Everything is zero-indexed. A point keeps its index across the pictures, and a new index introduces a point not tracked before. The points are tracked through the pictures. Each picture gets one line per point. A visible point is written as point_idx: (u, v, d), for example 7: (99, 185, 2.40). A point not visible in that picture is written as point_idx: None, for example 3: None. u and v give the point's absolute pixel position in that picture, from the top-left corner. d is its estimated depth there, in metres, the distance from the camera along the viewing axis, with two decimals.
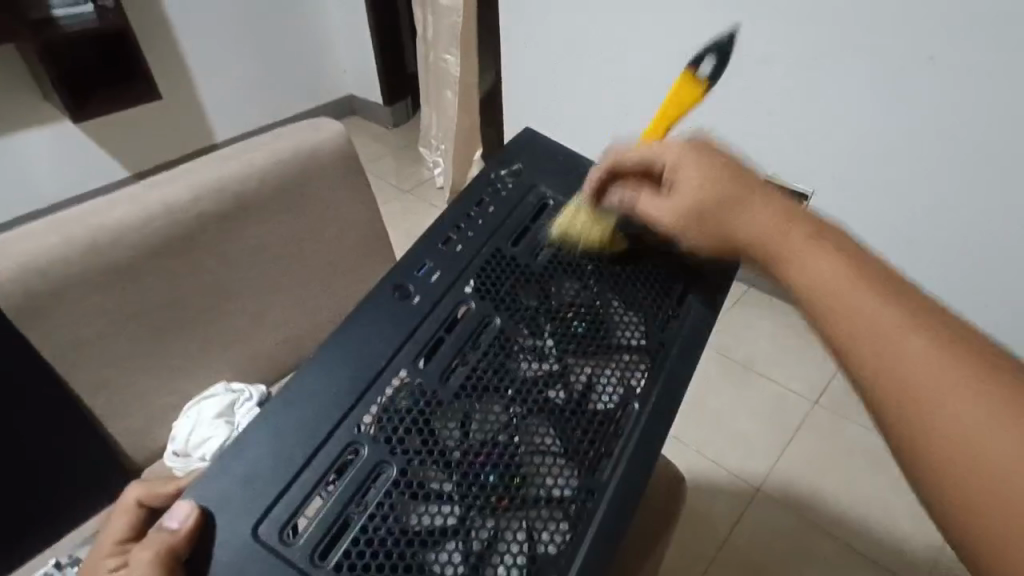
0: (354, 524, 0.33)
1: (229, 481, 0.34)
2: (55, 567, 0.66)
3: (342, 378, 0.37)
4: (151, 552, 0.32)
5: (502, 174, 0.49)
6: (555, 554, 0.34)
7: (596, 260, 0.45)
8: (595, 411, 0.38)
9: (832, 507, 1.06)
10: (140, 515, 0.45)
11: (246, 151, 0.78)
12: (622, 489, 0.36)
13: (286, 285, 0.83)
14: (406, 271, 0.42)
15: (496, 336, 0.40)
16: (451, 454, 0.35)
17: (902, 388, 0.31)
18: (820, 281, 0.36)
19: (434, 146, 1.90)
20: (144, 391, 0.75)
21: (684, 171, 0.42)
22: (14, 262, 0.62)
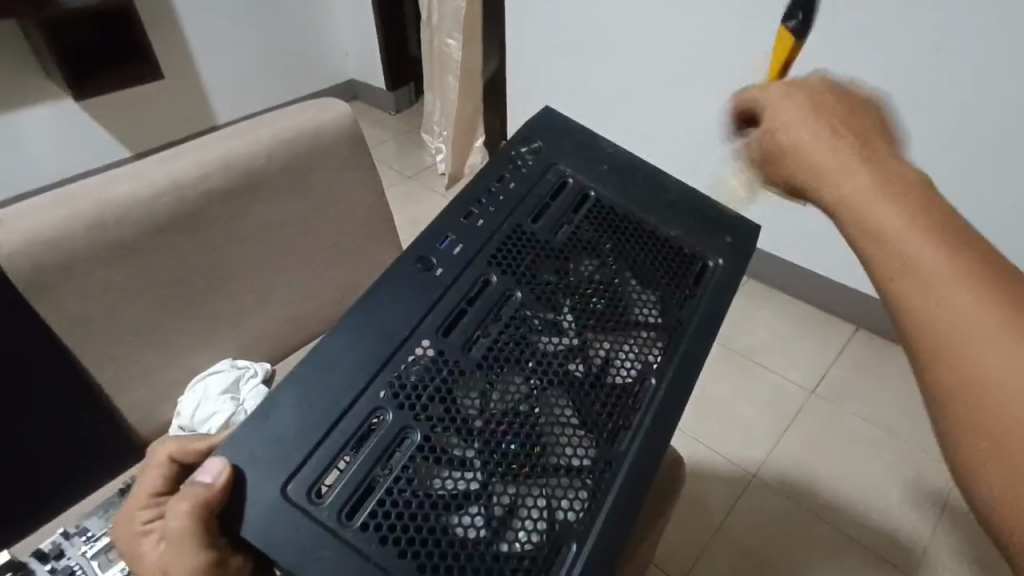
0: (379, 487, 0.33)
1: (258, 441, 0.34)
2: (63, 536, 0.67)
3: (368, 345, 0.38)
4: (187, 504, 0.33)
5: (522, 152, 0.49)
6: (574, 521, 0.35)
7: (614, 239, 0.46)
8: (614, 385, 0.39)
9: (826, 495, 1.08)
10: (173, 470, 0.45)
11: (254, 129, 0.78)
12: (640, 461, 0.37)
13: (292, 264, 0.83)
14: (428, 243, 0.43)
15: (517, 309, 0.41)
16: (473, 423, 0.36)
17: (954, 364, 0.28)
18: (883, 220, 0.32)
19: (437, 132, 1.90)
20: (150, 367, 0.75)
21: (771, 103, 0.40)
22: (23, 236, 0.62)
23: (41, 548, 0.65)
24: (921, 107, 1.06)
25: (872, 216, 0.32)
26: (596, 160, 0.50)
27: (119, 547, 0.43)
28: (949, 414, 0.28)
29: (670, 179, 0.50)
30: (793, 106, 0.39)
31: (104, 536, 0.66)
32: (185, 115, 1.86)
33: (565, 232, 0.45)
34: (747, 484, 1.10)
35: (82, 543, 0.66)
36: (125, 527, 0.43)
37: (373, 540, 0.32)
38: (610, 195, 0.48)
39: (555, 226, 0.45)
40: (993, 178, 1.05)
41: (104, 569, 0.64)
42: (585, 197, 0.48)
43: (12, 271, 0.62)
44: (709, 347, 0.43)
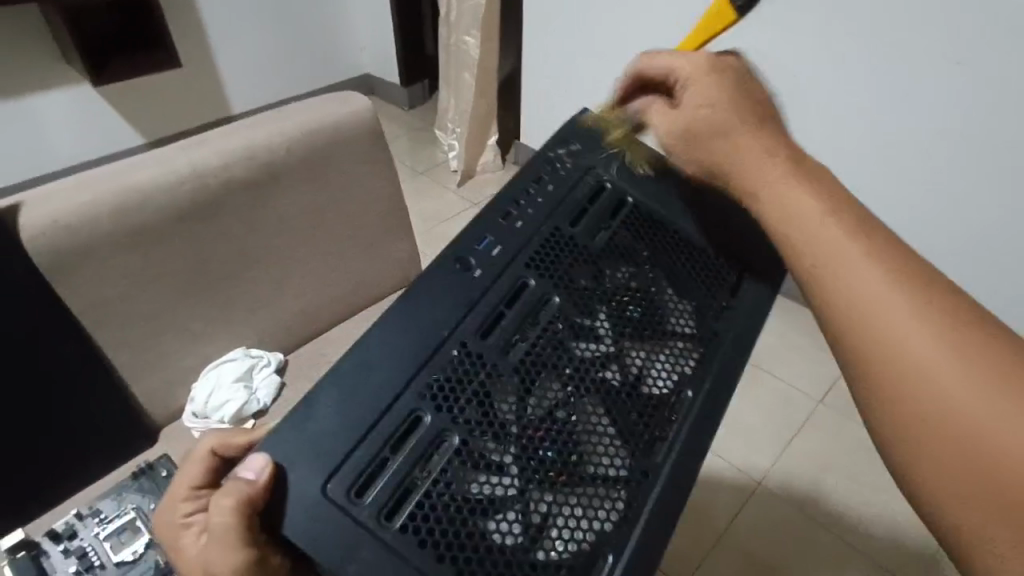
0: (418, 489, 0.33)
1: (299, 439, 0.34)
2: (76, 517, 0.67)
3: (407, 344, 0.38)
4: (230, 501, 0.33)
5: (559, 153, 0.49)
6: (611, 531, 0.35)
7: (650, 248, 0.46)
8: (651, 395, 0.39)
9: (830, 506, 1.07)
10: (215, 465, 0.44)
11: (275, 120, 0.78)
12: (674, 474, 0.37)
13: (307, 255, 0.83)
14: (467, 243, 0.43)
15: (555, 314, 0.41)
16: (510, 428, 0.36)
17: (873, 338, 0.31)
18: (790, 201, 0.36)
19: (450, 129, 1.89)
20: (164, 353, 0.75)
21: (693, 87, 0.43)
22: (46, 218, 0.63)
23: (54, 528, 0.66)
24: (926, 119, 1.06)
25: (783, 193, 0.37)
26: (635, 168, 0.50)
27: (161, 539, 0.42)
28: (870, 389, 0.31)
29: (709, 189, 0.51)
30: (712, 87, 0.42)
31: (117, 518, 0.67)
32: (200, 103, 1.86)
33: (604, 236, 0.46)
34: (752, 494, 1.09)
35: (94, 525, 0.66)
36: (166, 519, 0.42)
37: (413, 543, 0.32)
38: (645, 200, 0.49)
39: (592, 230, 0.46)
40: (993, 194, 1.05)
41: (117, 551, 0.64)
42: (623, 202, 0.48)
43: (33, 252, 0.62)
44: (742, 361, 0.43)
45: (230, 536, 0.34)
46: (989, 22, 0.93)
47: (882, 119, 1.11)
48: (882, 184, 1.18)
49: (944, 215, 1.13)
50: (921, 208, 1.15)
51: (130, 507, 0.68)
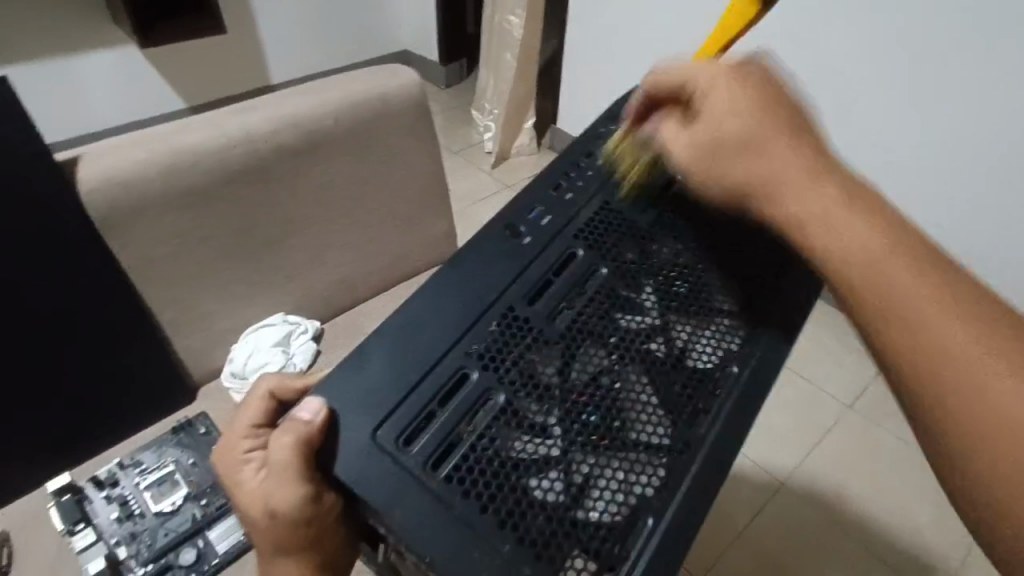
0: (463, 442, 0.36)
1: (357, 384, 0.38)
2: (117, 466, 0.69)
3: (457, 306, 0.41)
4: (289, 439, 0.35)
5: (610, 130, 0.51)
6: (651, 497, 0.35)
7: (698, 226, 0.47)
8: (695, 369, 0.40)
9: (852, 509, 1.06)
10: (272, 407, 0.45)
11: (325, 90, 0.78)
12: (719, 446, 0.37)
13: (347, 226, 0.83)
14: (519, 213, 0.46)
15: (600, 285, 0.43)
16: (553, 390, 0.38)
17: (930, 373, 0.31)
18: (835, 231, 0.36)
19: (487, 110, 1.89)
20: (207, 314, 0.77)
21: (715, 98, 0.40)
22: (103, 174, 0.65)
23: (97, 475, 0.68)
24: (970, 122, 1.02)
25: (831, 222, 0.36)
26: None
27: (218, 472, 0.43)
28: (927, 421, 0.31)
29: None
30: (735, 103, 0.39)
31: (157, 470, 0.69)
32: (239, 72, 1.89)
33: (651, 214, 0.47)
34: (772, 494, 1.08)
35: (135, 475, 0.69)
36: (226, 455, 0.43)
37: (457, 492, 0.34)
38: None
39: (641, 206, 0.47)
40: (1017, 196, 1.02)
41: (156, 501, 0.67)
42: (672, 179, 0.49)
43: (91, 204, 0.64)
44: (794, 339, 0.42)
45: (291, 467, 0.36)
46: (1014, 20, 0.91)
47: (906, 117, 1.09)
48: (915, 187, 1.14)
49: (994, 231, 1.08)
50: (966, 223, 1.10)
51: (169, 461, 0.70)
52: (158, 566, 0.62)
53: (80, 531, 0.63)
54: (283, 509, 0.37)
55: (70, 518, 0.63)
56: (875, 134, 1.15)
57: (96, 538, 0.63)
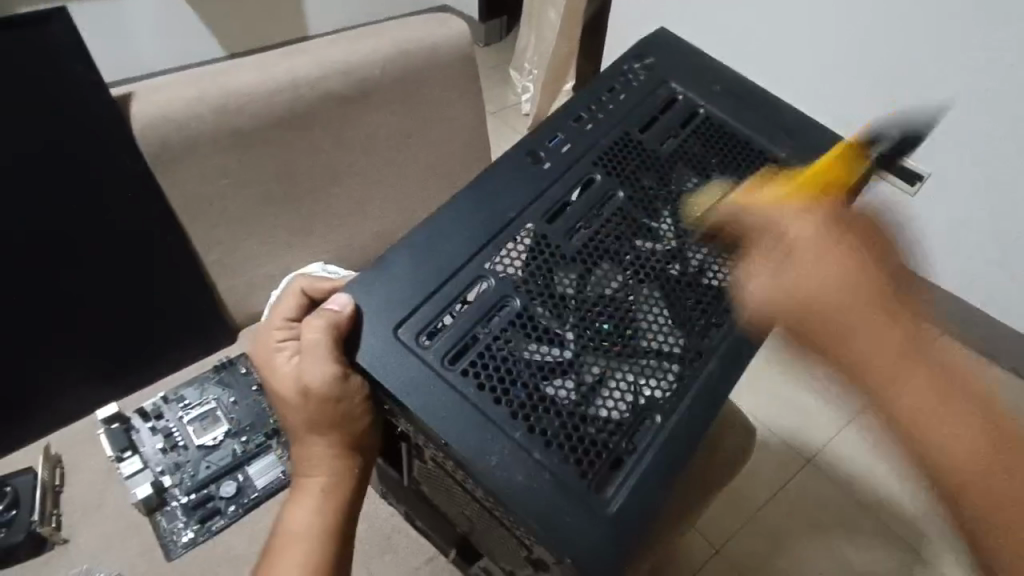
0: (480, 341, 0.41)
1: (377, 288, 0.42)
2: (161, 400, 0.71)
3: (477, 224, 0.45)
4: (322, 327, 0.41)
5: (635, 67, 0.54)
6: (659, 398, 0.42)
7: (719, 157, 0.51)
8: (710, 287, 0.45)
9: (879, 492, 1.05)
10: (305, 303, 0.50)
11: (371, 36, 0.76)
12: (726, 354, 0.44)
13: (388, 179, 0.82)
14: (538, 141, 0.49)
15: (617, 209, 0.47)
16: (569, 298, 0.43)
17: (941, 457, 0.37)
18: (906, 383, 0.37)
19: (526, 71, 1.85)
20: (250, 257, 0.77)
21: (805, 252, 0.41)
22: (157, 110, 0.65)
23: (143, 406, 0.70)
24: None
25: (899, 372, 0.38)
26: (710, 80, 0.54)
27: (257, 358, 0.49)
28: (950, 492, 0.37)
29: (789, 108, 0.54)
30: (818, 254, 0.40)
31: (199, 406, 0.70)
32: None
33: (671, 143, 0.51)
34: (799, 468, 1.07)
35: (179, 409, 0.70)
36: (264, 342, 0.49)
37: (472, 384, 0.40)
38: (718, 111, 0.53)
39: (661, 137, 0.51)
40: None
41: (199, 435, 0.69)
42: (694, 112, 0.53)
43: (144, 140, 0.65)
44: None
45: (322, 347, 0.42)
46: None
47: None
48: None
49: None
50: None
51: (211, 398, 0.71)
52: (200, 497, 0.66)
53: (127, 458, 0.66)
54: (315, 390, 0.44)
55: (118, 445, 0.66)
56: None
57: (142, 466, 0.66)
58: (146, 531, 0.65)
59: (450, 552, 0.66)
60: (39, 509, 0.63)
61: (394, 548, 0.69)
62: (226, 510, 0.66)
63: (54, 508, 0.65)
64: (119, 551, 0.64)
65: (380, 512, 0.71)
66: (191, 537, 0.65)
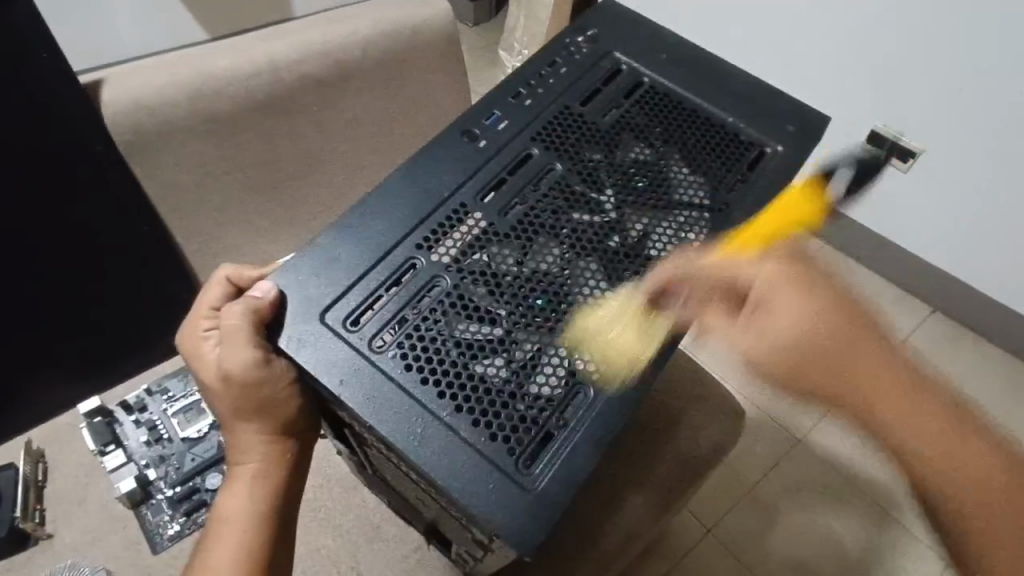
0: (409, 321, 0.41)
1: (306, 271, 0.42)
2: (145, 392, 0.70)
3: (411, 203, 0.45)
4: (243, 310, 0.42)
5: (578, 41, 0.54)
6: (593, 372, 0.40)
7: (663, 126, 0.50)
8: (649, 257, 0.44)
9: (871, 470, 1.06)
10: (229, 291, 0.51)
11: (350, 16, 0.73)
12: (663, 325, 0.42)
13: (371, 164, 0.81)
14: (475, 119, 0.49)
15: (555, 182, 0.47)
16: (502, 275, 0.43)
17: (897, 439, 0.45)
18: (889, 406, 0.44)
19: (516, 50, 1.80)
20: (234, 245, 0.78)
21: (781, 301, 0.44)
22: (129, 96, 0.62)
23: (126, 399, 0.69)
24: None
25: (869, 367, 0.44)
26: (655, 51, 0.54)
27: (183, 348, 0.50)
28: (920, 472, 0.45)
29: (735, 74, 0.53)
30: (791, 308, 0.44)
31: (184, 398, 0.70)
32: None
33: (613, 114, 0.50)
34: (790, 448, 1.07)
35: (163, 401, 0.69)
36: (190, 331, 0.50)
37: (401, 365, 0.39)
38: (662, 80, 0.52)
39: (603, 109, 0.50)
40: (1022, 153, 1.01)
41: (183, 428, 0.68)
42: (638, 83, 0.52)
43: (115, 128, 0.63)
44: (753, 226, 0.46)
45: (243, 332, 0.42)
46: None
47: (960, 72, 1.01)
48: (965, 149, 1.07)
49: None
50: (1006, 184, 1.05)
51: (196, 390, 0.70)
52: (185, 490, 0.66)
53: (111, 452, 0.66)
54: (237, 371, 0.44)
55: (101, 439, 0.66)
56: (903, 89, 1.08)
57: (126, 459, 0.66)
58: (132, 524, 0.65)
59: (429, 540, 0.66)
60: (21, 505, 0.63)
61: (383, 537, 0.69)
62: (212, 502, 0.66)
63: (38, 504, 0.65)
64: (105, 544, 0.64)
65: (367, 502, 0.71)
66: (177, 529, 0.65)
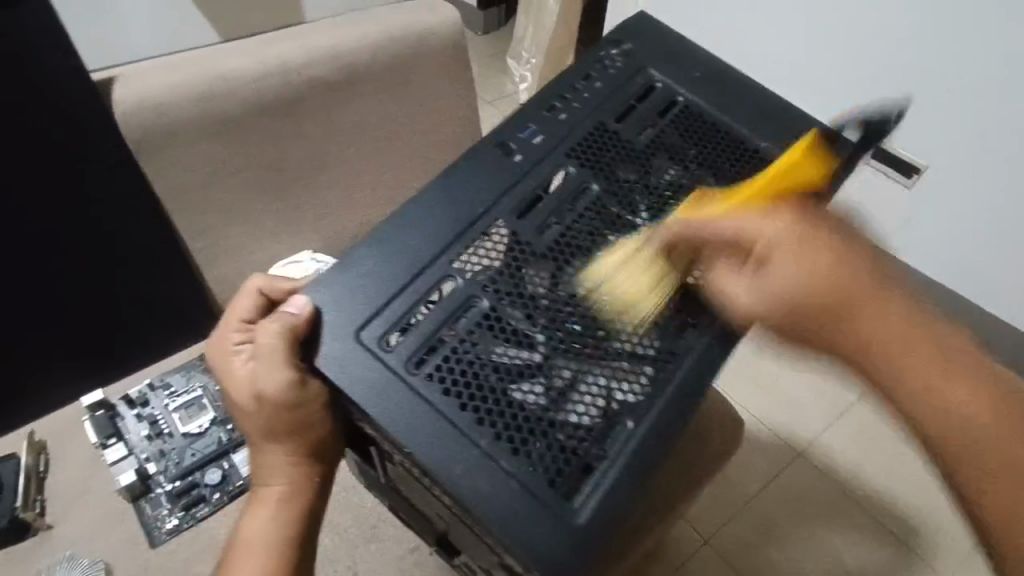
0: (447, 344, 0.41)
1: (343, 287, 0.42)
2: (149, 386, 0.70)
3: (447, 218, 0.45)
4: (278, 327, 0.42)
5: (612, 52, 0.54)
6: (630, 402, 0.42)
7: (697, 148, 0.51)
8: (683, 285, 0.45)
9: (868, 484, 1.06)
10: (262, 302, 0.52)
11: (362, 21, 0.75)
12: (699, 357, 0.44)
13: (377, 167, 0.81)
14: (510, 131, 0.49)
15: (590, 203, 0.47)
16: (539, 299, 0.43)
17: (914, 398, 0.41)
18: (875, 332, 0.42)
19: (524, 59, 1.81)
20: (239, 246, 0.79)
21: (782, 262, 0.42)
22: (139, 96, 0.63)
23: (129, 393, 0.69)
24: None
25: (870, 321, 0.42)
26: (689, 68, 0.54)
27: (211, 360, 0.50)
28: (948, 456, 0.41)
29: (767, 92, 0.54)
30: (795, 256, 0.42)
31: (185, 393, 0.70)
32: None
33: (648, 134, 0.51)
34: (789, 462, 1.07)
35: (165, 396, 0.69)
36: (220, 343, 0.50)
37: (438, 389, 0.40)
38: (697, 99, 0.53)
39: (637, 127, 0.51)
40: None
41: (185, 423, 0.68)
42: (673, 101, 0.53)
43: (125, 127, 0.63)
44: None
45: (279, 352, 0.43)
46: None
47: None
48: None
49: None
50: None
51: (197, 386, 0.70)
52: (185, 485, 0.66)
53: (112, 445, 0.66)
54: (272, 391, 0.44)
55: (103, 433, 0.66)
56: None
57: (127, 453, 0.66)
58: (131, 518, 0.66)
59: (433, 547, 0.66)
60: (22, 495, 0.63)
61: (380, 537, 0.69)
62: (211, 497, 0.67)
63: (38, 494, 0.65)
64: (103, 538, 0.64)
65: (365, 502, 0.71)
66: (176, 524, 0.66)
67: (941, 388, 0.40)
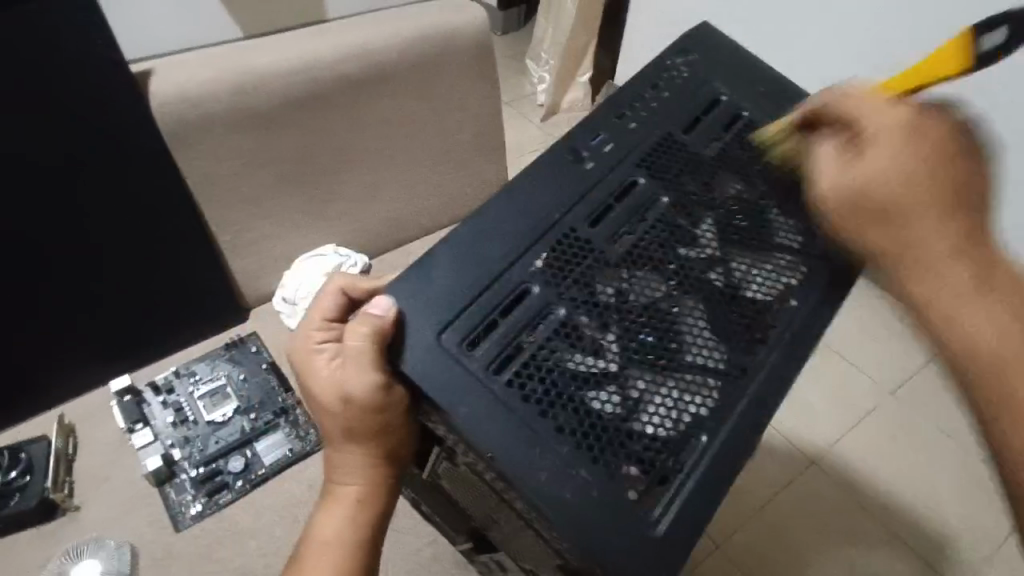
0: (526, 350, 0.40)
1: (420, 288, 0.41)
2: (173, 373, 0.74)
3: (522, 222, 0.44)
4: (367, 330, 0.40)
5: (676, 62, 0.53)
6: (705, 416, 0.40)
7: (763, 163, 0.49)
8: (754, 300, 0.44)
9: (881, 494, 1.05)
10: (344, 301, 0.50)
11: (391, 20, 0.76)
12: (770, 371, 0.43)
13: (401, 164, 0.82)
14: (580, 139, 0.48)
15: (661, 213, 0.46)
16: (613, 308, 0.42)
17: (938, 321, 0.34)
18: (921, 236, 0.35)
19: (543, 60, 1.81)
20: (263, 239, 0.78)
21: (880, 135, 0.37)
22: (175, 88, 0.66)
23: (155, 380, 0.73)
24: None
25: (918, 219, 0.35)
26: (754, 82, 0.52)
27: (292, 358, 0.48)
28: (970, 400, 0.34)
29: None
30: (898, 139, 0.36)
31: (210, 381, 0.73)
32: None
33: (715, 146, 0.50)
34: (802, 470, 1.06)
35: (190, 384, 0.73)
36: (301, 342, 0.48)
37: (517, 396, 0.39)
38: (763, 116, 0.51)
39: (705, 139, 0.50)
40: None
41: (208, 411, 0.71)
42: (738, 116, 0.51)
43: (160, 116, 0.65)
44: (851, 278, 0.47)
45: (367, 356, 0.41)
46: None
47: None
48: None
49: None
50: None
51: (221, 374, 0.74)
52: (208, 471, 0.68)
53: (138, 429, 0.69)
54: (359, 396, 0.43)
55: (130, 417, 0.69)
56: None
57: (153, 438, 0.69)
58: (156, 502, 0.67)
59: (459, 546, 0.67)
60: (52, 476, 0.65)
61: (397, 528, 0.70)
62: (234, 484, 0.68)
63: (67, 476, 0.67)
64: (128, 521, 0.65)
65: None
66: (199, 509, 0.66)
67: (952, 296, 0.34)
